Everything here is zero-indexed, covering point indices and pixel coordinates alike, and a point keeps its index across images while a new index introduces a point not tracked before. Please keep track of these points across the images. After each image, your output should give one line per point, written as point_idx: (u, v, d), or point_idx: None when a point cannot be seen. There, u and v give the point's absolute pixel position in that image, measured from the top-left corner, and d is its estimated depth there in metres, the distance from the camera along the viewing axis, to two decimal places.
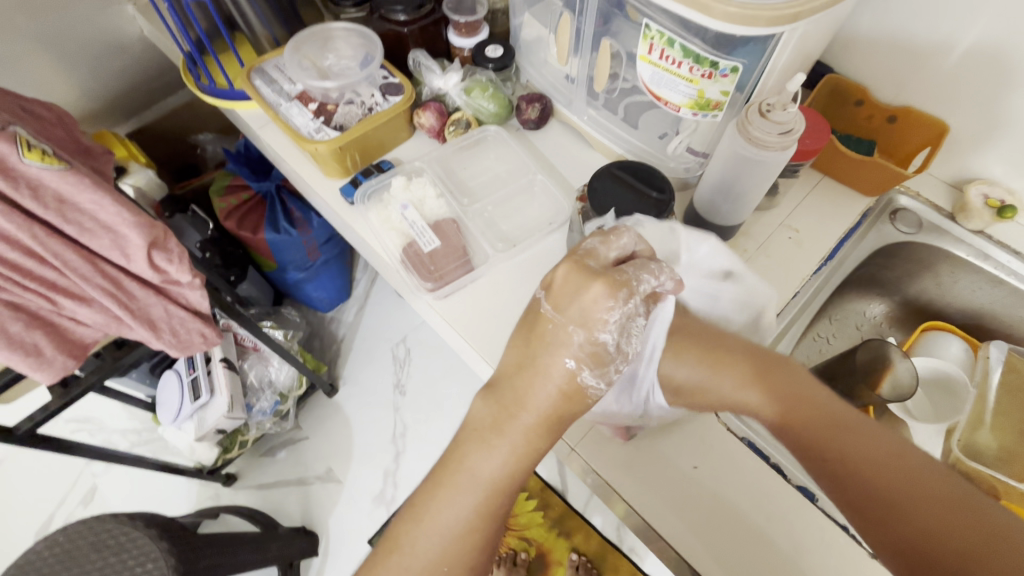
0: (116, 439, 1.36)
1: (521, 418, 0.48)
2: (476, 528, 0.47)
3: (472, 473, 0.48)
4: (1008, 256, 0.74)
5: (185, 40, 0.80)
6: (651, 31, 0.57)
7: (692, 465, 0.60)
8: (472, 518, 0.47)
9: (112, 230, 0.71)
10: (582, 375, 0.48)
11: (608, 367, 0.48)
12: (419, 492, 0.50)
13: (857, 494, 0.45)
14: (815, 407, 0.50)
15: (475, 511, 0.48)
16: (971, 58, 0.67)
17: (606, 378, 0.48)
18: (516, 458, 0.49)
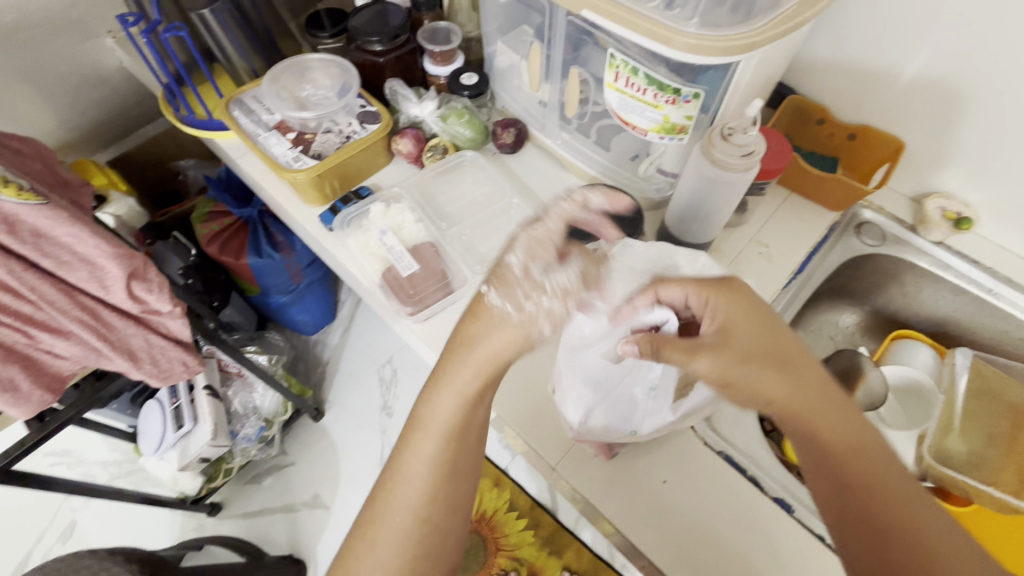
0: (96, 471, 1.33)
1: (467, 357, 0.52)
2: (439, 485, 0.51)
3: (435, 418, 0.52)
4: (967, 266, 0.77)
5: (163, 72, 0.81)
6: (616, 60, 0.60)
7: (661, 480, 0.61)
8: (438, 462, 0.51)
9: (90, 262, 0.71)
10: (490, 297, 0.51)
11: (515, 290, 0.50)
12: (392, 456, 0.53)
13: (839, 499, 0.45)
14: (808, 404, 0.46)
15: (441, 455, 0.51)
16: (921, 78, 0.70)
17: (513, 301, 0.50)
18: (470, 400, 0.52)
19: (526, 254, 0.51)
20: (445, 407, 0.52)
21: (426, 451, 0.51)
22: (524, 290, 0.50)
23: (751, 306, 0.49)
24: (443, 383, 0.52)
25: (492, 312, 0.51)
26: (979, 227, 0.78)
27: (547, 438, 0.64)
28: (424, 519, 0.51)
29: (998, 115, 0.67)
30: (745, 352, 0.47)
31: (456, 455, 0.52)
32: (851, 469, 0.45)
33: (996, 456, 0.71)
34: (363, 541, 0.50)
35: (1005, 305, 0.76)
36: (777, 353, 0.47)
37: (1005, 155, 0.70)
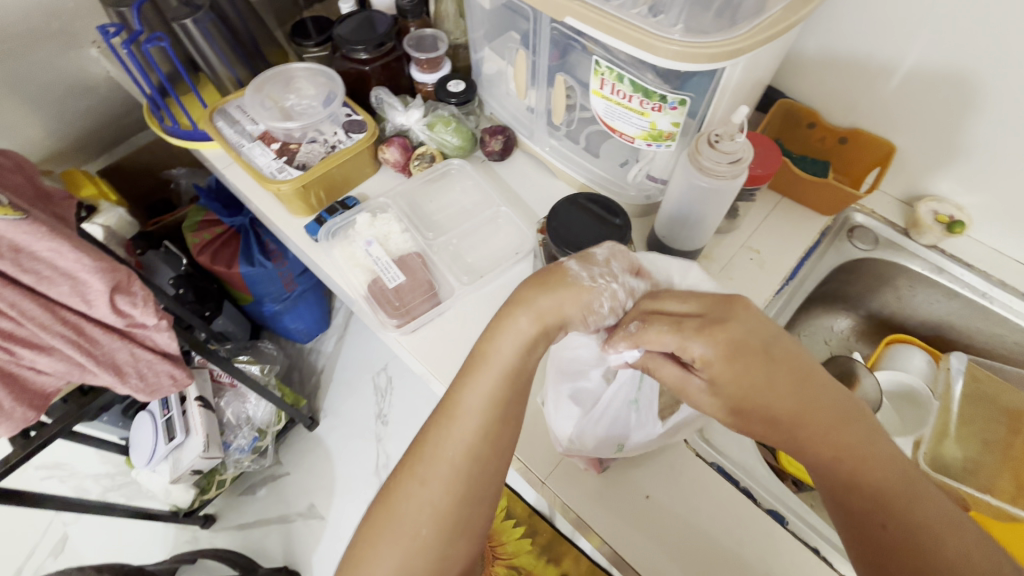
0: (87, 484, 1.31)
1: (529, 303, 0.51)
2: (490, 427, 0.49)
3: (497, 354, 0.51)
4: (961, 269, 0.76)
5: (146, 83, 0.80)
6: (601, 67, 0.59)
7: (646, 495, 0.60)
8: (492, 400, 0.49)
9: (72, 277, 0.70)
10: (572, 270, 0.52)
11: (593, 265, 0.53)
12: (447, 396, 0.51)
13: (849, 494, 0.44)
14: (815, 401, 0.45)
15: (491, 398, 0.49)
16: (912, 78, 0.69)
17: (589, 273, 0.52)
18: (529, 341, 0.51)
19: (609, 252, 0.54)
20: (507, 346, 0.51)
21: (484, 388, 0.50)
22: (601, 270, 0.53)
23: (739, 349, 0.45)
24: (506, 323, 0.51)
25: (567, 277, 0.52)
26: (971, 230, 0.77)
27: (537, 452, 0.63)
28: (476, 463, 0.48)
29: (989, 118, 0.67)
30: (735, 390, 0.46)
31: (513, 397, 0.50)
32: (862, 490, 0.43)
33: (993, 462, 0.70)
34: (399, 489, 0.48)
35: (999, 309, 0.75)
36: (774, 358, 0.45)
37: (997, 157, 0.69)
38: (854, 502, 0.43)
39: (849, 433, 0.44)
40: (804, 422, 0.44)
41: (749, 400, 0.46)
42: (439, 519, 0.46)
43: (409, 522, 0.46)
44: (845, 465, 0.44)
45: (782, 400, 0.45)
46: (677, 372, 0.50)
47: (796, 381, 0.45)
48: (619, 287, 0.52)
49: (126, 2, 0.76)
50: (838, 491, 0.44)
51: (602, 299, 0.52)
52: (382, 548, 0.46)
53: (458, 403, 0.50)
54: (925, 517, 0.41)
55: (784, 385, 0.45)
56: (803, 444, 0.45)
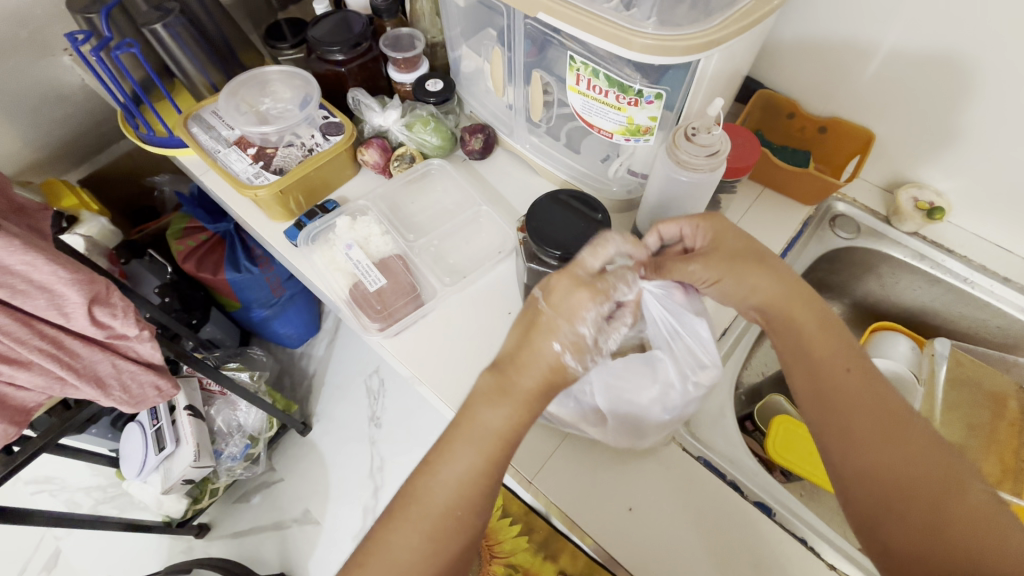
0: (79, 498, 1.29)
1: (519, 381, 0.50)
2: (481, 485, 0.48)
3: (483, 424, 0.49)
4: (943, 255, 0.77)
5: (118, 90, 0.78)
6: (576, 63, 0.58)
7: (627, 508, 0.59)
8: (479, 464, 0.48)
9: (49, 290, 0.69)
10: (564, 359, 0.49)
11: (585, 351, 0.50)
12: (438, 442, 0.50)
13: (837, 407, 0.50)
14: (815, 321, 0.53)
15: (481, 457, 0.48)
16: (890, 64, 0.70)
17: (582, 363, 0.50)
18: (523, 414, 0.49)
19: (595, 327, 0.50)
20: (501, 413, 0.49)
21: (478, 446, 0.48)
22: (592, 355, 0.51)
23: (738, 230, 0.57)
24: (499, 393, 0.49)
25: (562, 372, 0.50)
26: (951, 216, 0.78)
27: (522, 452, 0.62)
28: (464, 517, 0.47)
29: (968, 103, 0.67)
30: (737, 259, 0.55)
31: (502, 460, 0.49)
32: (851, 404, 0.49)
33: (976, 446, 0.72)
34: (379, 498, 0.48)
35: (981, 293, 0.75)
36: (772, 267, 0.55)
37: (977, 143, 0.70)
38: (841, 415, 0.50)
39: (824, 332, 0.53)
40: (805, 334, 0.53)
41: (746, 267, 0.55)
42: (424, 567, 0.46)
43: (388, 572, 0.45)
44: (810, 341, 0.53)
45: (788, 305, 0.54)
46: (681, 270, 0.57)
47: (797, 298, 0.54)
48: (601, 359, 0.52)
49: (95, 8, 0.74)
50: (824, 407, 0.51)
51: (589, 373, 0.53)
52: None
53: (447, 454, 0.49)
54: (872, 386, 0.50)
55: (769, 263, 0.55)
56: (805, 355, 0.53)
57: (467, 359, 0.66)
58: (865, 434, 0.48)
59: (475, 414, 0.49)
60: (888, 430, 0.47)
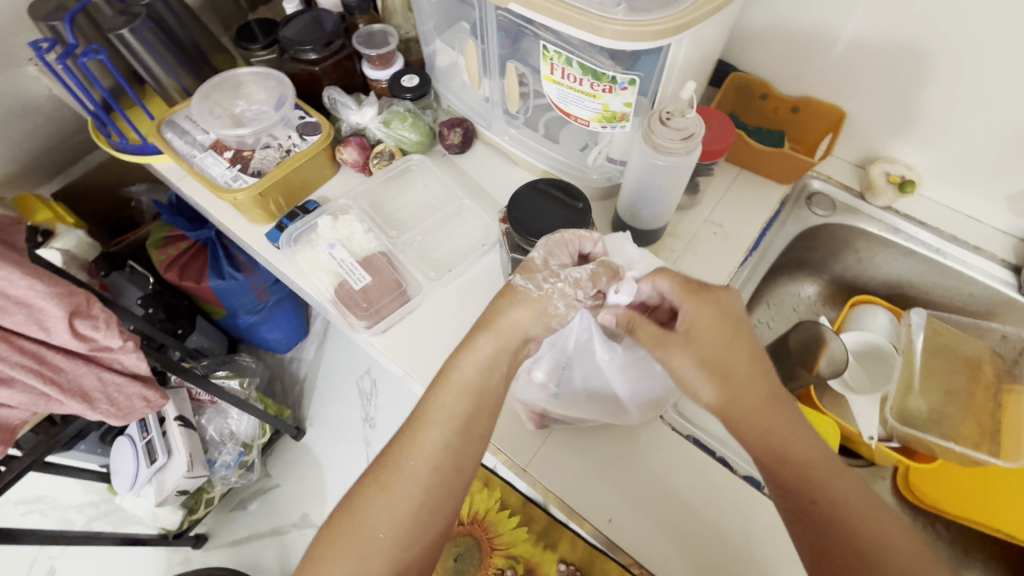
0: (71, 515, 1.28)
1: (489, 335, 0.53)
2: (452, 442, 0.51)
3: (454, 380, 0.52)
4: (916, 228, 0.79)
5: (87, 99, 0.77)
6: (550, 52, 0.59)
7: (608, 518, 0.59)
8: (451, 433, 0.51)
9: (27, 304, 0.68)
10: (515, 281, 0.54)
11: (536, 274, 0.54)
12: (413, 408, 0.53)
13: (812, 513, 0.47)
14: (781, 420, 0.49)
15: (453, 414, 0.51)
16: (858, 43, 0.71)
17: (534, 282, 0.54)
18: (488, 364, 0.52)
19: (546, 251, 0.55)
20: (470, 364, 0.52)
21: (463, 422, 0.51)
22: (544, 274, 0.54)
23: (722, 313, 0.51)
24: (467, 344, 0.53)
25: (515, 292, 0.54)
26: (923, 189, 0.80)
27: (514, 440, 0.63)
28: (436, 479, 0.50)
29: (932, 80, 0.69)
30: (711, 356, 0.50)
31: (472, 416, 0.51)
32: (824, 510, 0.47)
33: (955, 412, 0.76)
34: (370, 494, 0.50)
35: (953, 263, 0.77)
36: (727, 360, 0.50)
37: (945, 117, 0.71)
38: (814, 520, 0.47)
39: (789, 429, 0.49)
40: (772, 432, 0.49)
41: (713, 372, 0.49)
42: (396, 524, 0.48)
43: (366, 530, 0.48)
44: (776, 438, 0.49)
45: (754, 397, 0.50)
46: (657, 329, 0.51)
47: (756, 396, 0.50)
48: (566, 285, 0.53)
49: (58, 15, 0.73)
50: (796, 510, 0.48)
51: (556, 301, 0.53)
52: (338, 548, 0.48)
53: (422, 414, 0.52)
54: (845, 494, 0.48)
55: (743, 359, 0.50)
56: (774, 453, 0.49)
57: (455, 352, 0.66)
58: (838, 542, 0.46)
59: (450, 371, 0.53)
60: (862, 540, 0.46)
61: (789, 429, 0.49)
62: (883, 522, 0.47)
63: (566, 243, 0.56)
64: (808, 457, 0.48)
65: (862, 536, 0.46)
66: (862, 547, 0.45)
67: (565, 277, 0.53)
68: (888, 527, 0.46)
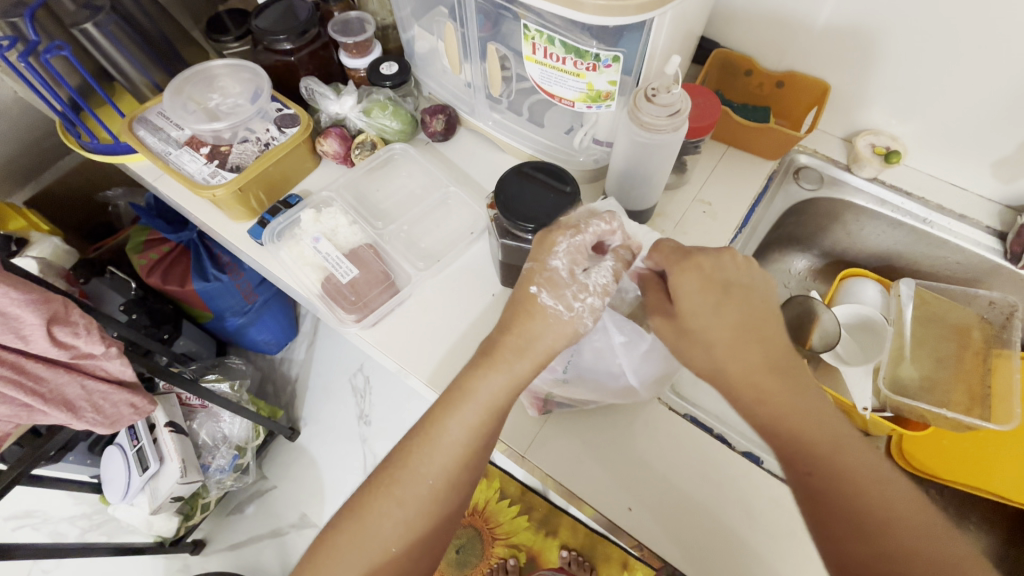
0: (64, 528, 1.25)
1: (517, 354, 0.51)
2: (470, 458, 0.50)
3: (479, 396, 0.50)
4: (901, 199, 0.79)
5: (53, 99, 0.73)
6: (531, 31, 0.57)
7: (627, 508, 0.58)
8: (467, 448, 0.50)
9: (3, 314, 0.65)
10: (542, 297, 0.52)
11: (564, 290, 0.51)
12: (427, 422, 0.51)
13: (815, 485, 0.45)
14: (776, 389, 0.47)
15: (474, 431, 0.50)
16: (841, 16, 0.70)
17: (564, 301, 0.51)
18: (513, 385, 0.51)
19: (569, 258, 0.52)
20: (497, 384, 0.51)
21: (471, 422, 0.50)
22: (574, 289, 0.51)
23: (709, 280, 0.49)
24: (500, 364, 0.51)
25: (546, 313, 0.51)
26: (908, 159, 0.80)
27: (512, 427, 0.63)
28: (443, 495, 0.50)
29: (915, 49, 0.68)
30: (694, 330, 0.50)
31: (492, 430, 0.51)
32: (829, 480, 0.45)
33: (945, 379, 0.77)
34: (379, 501, 0.49)
35: (939, 232, 0.78)
36: (714, 330, 0.49)
37: (928, 86, 0.71)
38: (815, 491, 0.45)
39: (790, 399, 0.47)
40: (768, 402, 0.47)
41: (695, 345, 0.50)
42: (411, 540, 0.49)
43: (379, 542, 0.48)
44: (772, 410, 0.47)
45: (745, 367, 0.48)
46: (658, 295, 0.53)
47: (747, 365, 0.48)
48: (595, 298, 0.52)
49: (17, 11, 0.69)
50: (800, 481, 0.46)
51: (586, 319, 0.52)
52: (348, 556, 0.48)
53: (439, 432, 0.50)
54: (850, 464, 0.45)
55: (735, 328, 0.49)
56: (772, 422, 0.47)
57: (447, 343, 0.66)
58: (841, 516, 0.44)
59: (475, 388, 0.51)
60: (867, 512, 0.44)
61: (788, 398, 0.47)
62: (890, 493, 0.45)
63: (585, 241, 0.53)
64: (809, 424, 0.47)
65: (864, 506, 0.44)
66: (867, 519, 0.43)
67: (593, 288, 0.52)
68: (893, 500, 0.44)
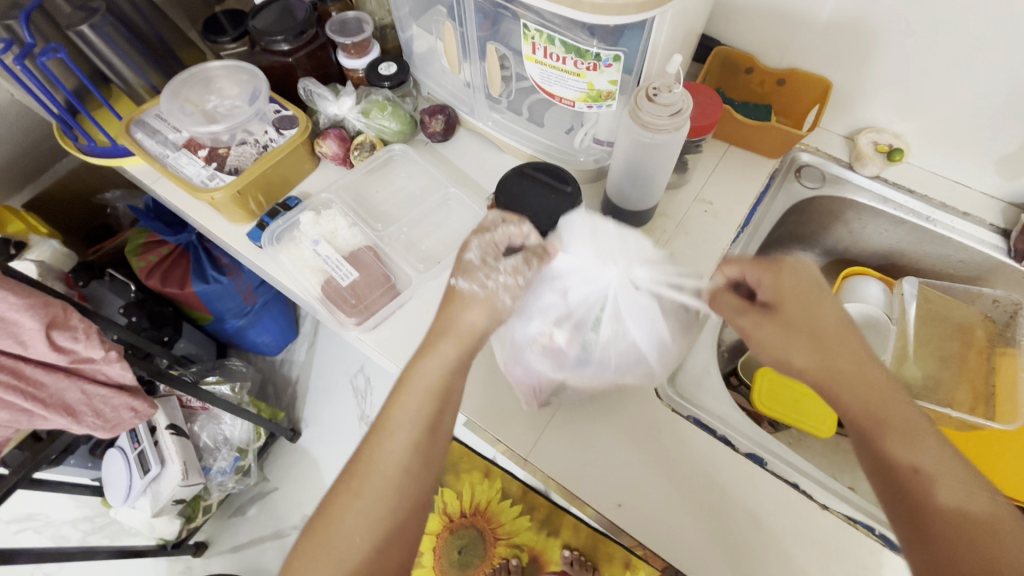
0: (66, 531, 1.25)
1: (449, 337, 0.52)
2: (421, 443, 0.49)
3: (421, 378, 0.51)
4: (905, 197, 0.79)
5: (50, 102, 0.73)
6: (531, 31, 0.57)
7: (615, 504, 0.58)
8: (417, 432, 0.49)
9: (1, 319, 0.65)
10: (458, 285, 0.53)
11: (475, 273, 0.52)
12: (379, 414, 0.51)
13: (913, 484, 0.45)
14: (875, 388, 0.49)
15: (420, 416, 0.50)
16: (843, 12, 0.70)
17: (478, 282, 0.52)
18: (451, 366, 0.51)
19: (481, 250, 0.53)
20: (433, 366, 0.51)
21: (412, 404, 0.50)
22: (484, 271, 0.52)
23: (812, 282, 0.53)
24: (429, 348, 0.52)
25: (464, 297, 0.52)
26: (910, 157, 0.80)
27: (514, 430, 0.62)
28: (398, 483, 0.48)
29: (917, 46, 0.68)
30: (797, 323, 0.52)
31: (440, 412, 0.51)
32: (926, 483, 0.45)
33: (950, 377, 0.77)
34: (342, 495, 0.49)
35: (943, 230, 0.77)
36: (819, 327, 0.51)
37: (931, 83, 0.71)
38: (914, 493, 0.44)
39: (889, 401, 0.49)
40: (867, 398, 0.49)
41: (800, 336, 0.51)
42: (373, 530, 0.47)
43: (342, 536, 0.47)
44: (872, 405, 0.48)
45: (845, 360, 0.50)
46: (738, 300, 0.54)
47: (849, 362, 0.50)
48: (506, 275, 0.52)
49: (12, 14, 0.69)
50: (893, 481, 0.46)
51: (502, 296, 0.52)
52: (316, 557, 0.47)
53: (387, 421, 0.50)
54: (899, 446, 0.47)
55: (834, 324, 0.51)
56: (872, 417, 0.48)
57: None
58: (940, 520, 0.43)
59: (413, 373, 0.51)
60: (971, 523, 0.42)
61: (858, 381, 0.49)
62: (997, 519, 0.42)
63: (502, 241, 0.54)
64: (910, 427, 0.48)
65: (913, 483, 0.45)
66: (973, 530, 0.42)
67: (504, 269, 0.52)
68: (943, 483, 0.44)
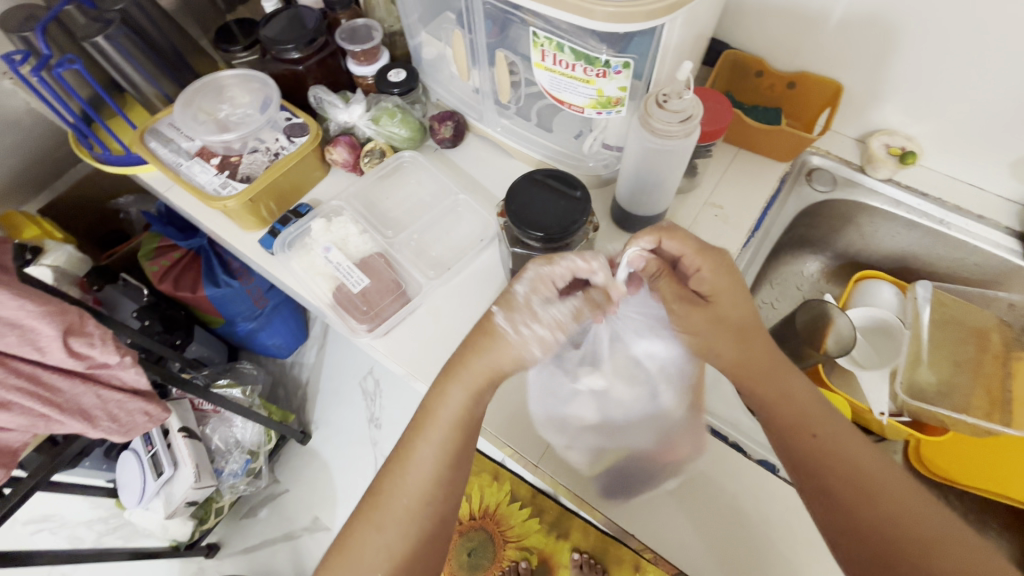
0: (82, 532, 1.27)
1: (474, 363, 0.52)
2: (444, 476, 0.51)
3: (442, 414, 0.52)
4: (917, 200, 0.78)
5: (66, 111, 0.74)
6: (541, 38, 0.57)
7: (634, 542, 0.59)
8: (441, 466, 0.51)
9: (18, 325, 0.66)
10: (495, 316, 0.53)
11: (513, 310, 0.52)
12: (401, 442, 0.53)
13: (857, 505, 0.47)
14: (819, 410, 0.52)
15: (441, 452, 0.51)
16: (855, 15, 0.69)
17: (513, 321, 0.52)
18: (473, 395, 0.52)
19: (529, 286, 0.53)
20: (454, 400, 0.52)
21: (436, 439, 0.51)
22: (522, 314, 0.52)
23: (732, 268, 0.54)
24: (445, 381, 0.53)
25: (496, 333, 0.52)
26: (923, 159, 0.79)
27: (524, 437, 0.62)
28: (421, 514, 0.50)
29: (930, 48, 0.67)
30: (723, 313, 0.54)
31: (462, 445, 0.52)
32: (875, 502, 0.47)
33: (965, 381, 0.76)
34: (363, 522, 0.50)
35: (957, 233, 0.77)
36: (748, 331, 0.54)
37: (944, 85, 0.70)
38: (858, 511, 0.47)
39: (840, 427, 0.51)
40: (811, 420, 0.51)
41: (727, 333, 0.54)
42: (396, 560, 0.48)
43: (366, 565, 0.48)
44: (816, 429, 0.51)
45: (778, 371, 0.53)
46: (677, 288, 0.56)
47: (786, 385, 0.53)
48: (540, 327, 0.52)
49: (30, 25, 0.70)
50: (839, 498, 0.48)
51: (532, 346, 0.52)
52: None
53: (410, 451, 0.51)
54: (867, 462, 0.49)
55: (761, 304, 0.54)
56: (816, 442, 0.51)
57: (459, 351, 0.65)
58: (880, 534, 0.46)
59: (437, 407, 0.52)
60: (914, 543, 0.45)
61: (806, 396, 0.53)
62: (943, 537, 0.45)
63: (553, 277, 0.53)
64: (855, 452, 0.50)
65: (874, 489, 0.48)
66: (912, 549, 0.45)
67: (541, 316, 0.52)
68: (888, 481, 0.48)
